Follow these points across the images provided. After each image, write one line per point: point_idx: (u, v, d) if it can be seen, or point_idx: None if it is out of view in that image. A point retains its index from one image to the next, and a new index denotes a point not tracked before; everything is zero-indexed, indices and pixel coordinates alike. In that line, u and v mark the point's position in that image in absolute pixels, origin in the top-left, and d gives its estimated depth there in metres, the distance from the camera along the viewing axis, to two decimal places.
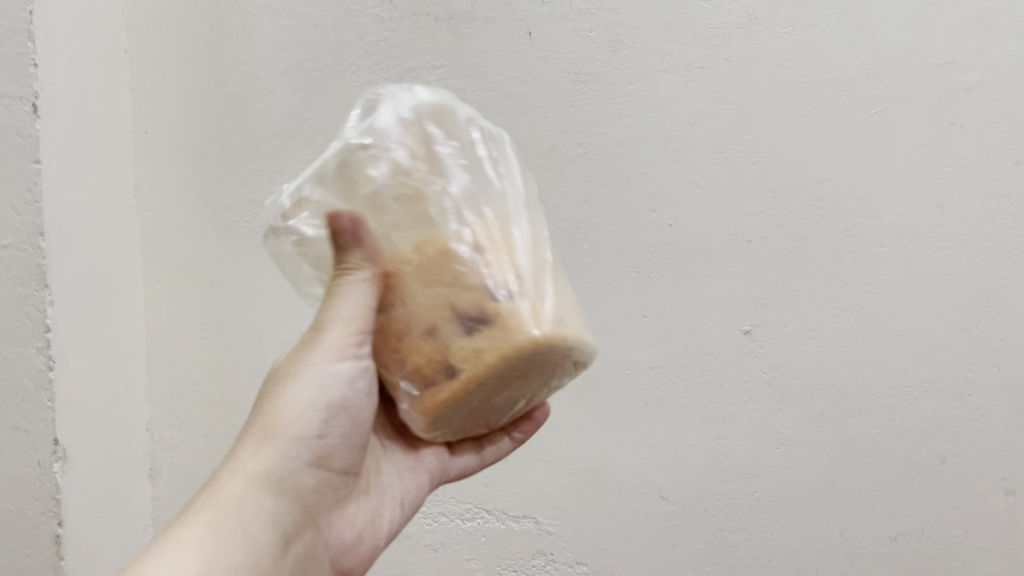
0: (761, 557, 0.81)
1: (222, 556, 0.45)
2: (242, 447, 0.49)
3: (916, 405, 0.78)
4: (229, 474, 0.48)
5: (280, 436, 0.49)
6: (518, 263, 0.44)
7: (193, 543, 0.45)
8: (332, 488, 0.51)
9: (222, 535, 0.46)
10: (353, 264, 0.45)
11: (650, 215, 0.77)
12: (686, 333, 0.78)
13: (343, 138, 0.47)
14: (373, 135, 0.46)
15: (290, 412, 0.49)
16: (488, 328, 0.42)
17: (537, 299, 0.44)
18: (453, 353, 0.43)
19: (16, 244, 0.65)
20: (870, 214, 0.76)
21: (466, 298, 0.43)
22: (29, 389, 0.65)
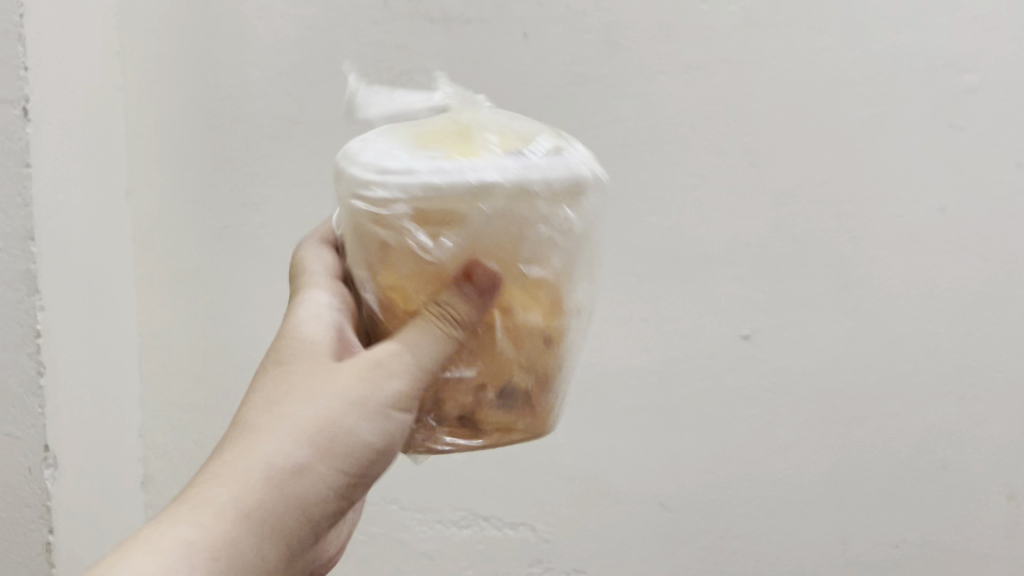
0: (761, 565, 0.80)
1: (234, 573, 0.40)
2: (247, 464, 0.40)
3: (918, 411, 0.76)
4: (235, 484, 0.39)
5: (307, 478, 0.41)
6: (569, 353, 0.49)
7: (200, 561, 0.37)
8: None
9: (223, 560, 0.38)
10: (459, 314, 0.42)
11: (648, 218, 0.76)
12: (684, 338, 0.77)
13: (527, 187, 0.40)
14: (554, 217, 0.42)
15: (337, 432, 0.42)
16: (530, 418, 0.46)
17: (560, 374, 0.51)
18: (490, 423, 0.46)
19: (6, 248, 0.65)
20: (871, 217, 0.74)
21: (527, 385, 0.45)
22: (20, 393, 0.66)
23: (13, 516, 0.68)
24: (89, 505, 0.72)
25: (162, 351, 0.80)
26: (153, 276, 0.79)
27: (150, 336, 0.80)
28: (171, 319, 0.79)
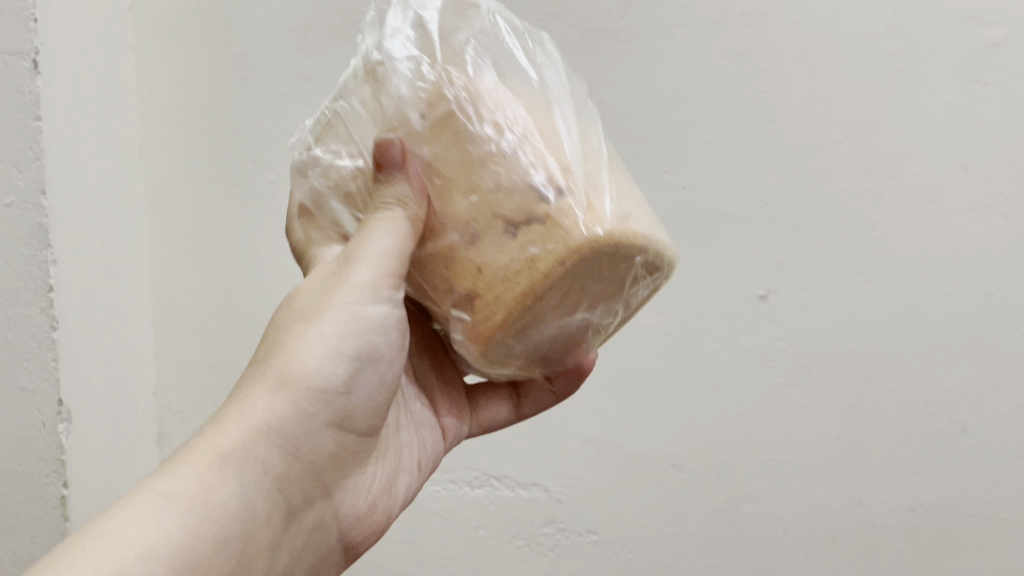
0: (774, 528, 0.79)
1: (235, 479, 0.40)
2: (244, 391, 0.43)
3: (936, 372, 0.75)
4: (232, 411, 0.43)
5: (284, 410, 0.43)
6: (563, 151, 0.39)
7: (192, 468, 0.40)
8: (349, 452, 0.48)
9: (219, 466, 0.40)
10: (401, 197, 0.40)
11: (663, 176, 0.75)
12: (700, 300, 0.76)
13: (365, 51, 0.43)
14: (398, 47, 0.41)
15: (313, 355, 0.44)
16: (540, 230, 0.38)
17: (609, 191, 0.40)
18: (492, 281, 0.39)
19: (18, 202, 0.65)
20: (892, 175, 0.73)
21: (501, 217, 0.38)
22: (33, 349, 0.66)
23: (28, 471, 0.68)
24: (102, 461, 0.73)
25: (175, 310, 0.80)
26: (165, 234, 0.79)
27: (163, 296, 0.80)
28: (183, 279, 0.79)
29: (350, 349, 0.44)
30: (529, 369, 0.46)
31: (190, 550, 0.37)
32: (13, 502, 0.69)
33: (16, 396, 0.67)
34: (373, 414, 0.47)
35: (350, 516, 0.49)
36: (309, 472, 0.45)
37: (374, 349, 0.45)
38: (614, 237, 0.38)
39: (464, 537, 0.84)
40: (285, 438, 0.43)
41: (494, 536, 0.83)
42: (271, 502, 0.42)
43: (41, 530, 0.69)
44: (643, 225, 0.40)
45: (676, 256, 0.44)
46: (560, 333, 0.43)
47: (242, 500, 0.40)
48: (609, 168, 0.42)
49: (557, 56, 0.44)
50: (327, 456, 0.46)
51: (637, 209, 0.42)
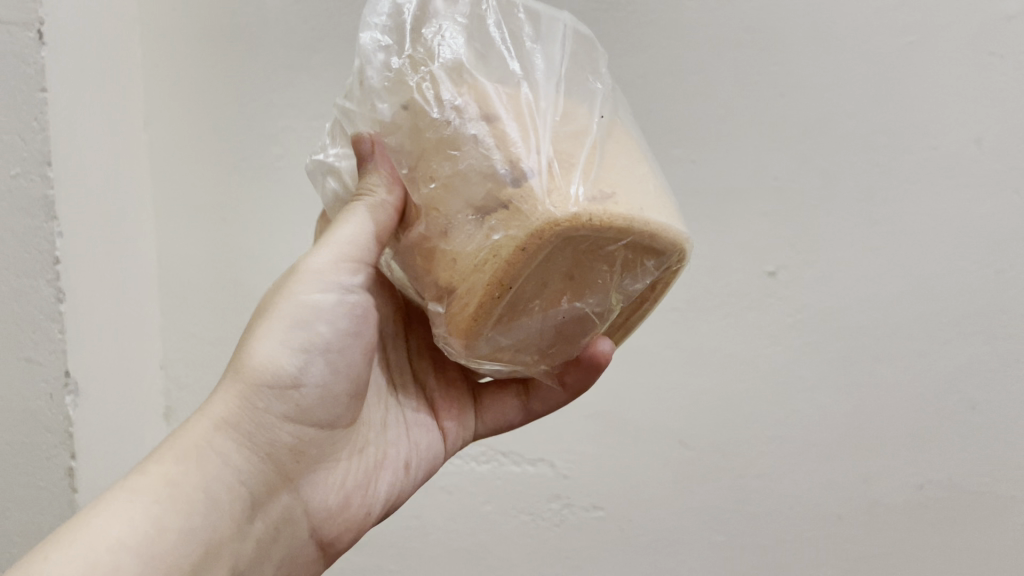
0: (781, 504, 0.79)
1: (195, 475, 0.43)
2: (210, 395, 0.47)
3: (946, 349, 0.74)
4: (198, 416, 0.46)
5: (241, 406, 0.46)
6: (534, 134, 0.39)
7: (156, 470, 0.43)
8: (318, 445, 0.49)
9: (179, 465, 0.43)
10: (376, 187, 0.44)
11: (672, 150, 0.74)
12: (708, 275, 0.76)
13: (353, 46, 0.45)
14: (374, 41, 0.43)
15: (270, 352, 0.46)
16: (505, 217, 0.39)
17: (590, 171, 0.40)
18: (464, 269, 0.40)
19: (24, 173, 0.65)
20: (903, 149, 0.72)
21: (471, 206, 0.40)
22: (39, 321, 0.66)
23: (36, 442, 0.69)
24: (110, 434, 0.73)
25: (181, 284, 0.80)
26: (170, 209, 0.79)
27: (169, 270, 0.80)
28: (189, 253, 0.79)
29: (304, 340, 0.47)
30: (529, 361, 0.47)
31: (154, 537, 0.40)
32: (21, 472, 0.70)
33: (23, 368, 0.68)
34: (336, 405, 0.49)
35: (322, 511, 0.50)
36: (273, 464, 0.47)
37: (330, 339, 0.47)
38: (576, 219, 0.38)
39: (469, 512, 0.84)
40: (243, 432, 0.46)
41: (499, 511, 0.83)
42: (235, 493, 0.45)
43: (48, 501, 0.69)
44: (626, 205, 0.40)
45: (682, 238, 0.42)
46: (548, 319, 0.44)
47: (204, 491, 0.43)
48: (601, 145, 0.42)
49: (559, 35, 0.44)
50: (291, 448, 0.48)
51: (627, 187, 0.41)
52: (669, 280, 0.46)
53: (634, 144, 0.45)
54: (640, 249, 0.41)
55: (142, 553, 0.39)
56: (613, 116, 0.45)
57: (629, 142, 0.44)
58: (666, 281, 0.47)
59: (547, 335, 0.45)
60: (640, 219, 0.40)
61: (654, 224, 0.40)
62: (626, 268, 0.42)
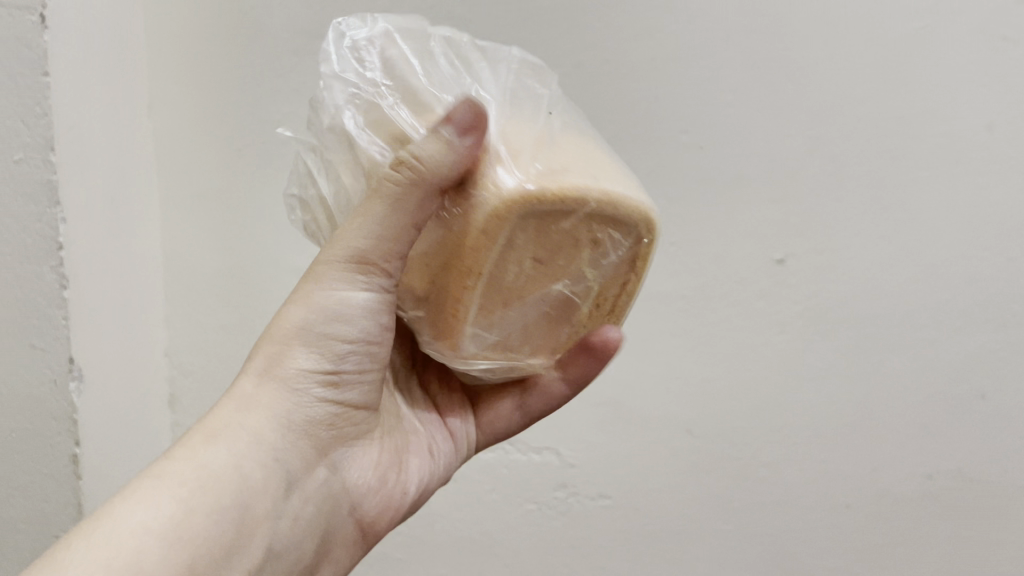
0: (788, 493, 0.78)
1: (229, 458, 0.45)
2: (241, 382, 0.48)
3: (956, 337, 0.74)
4: (229, 402, 0.47)
5: (274, 394, 0.47)
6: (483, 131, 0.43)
7: (190, 457, 0.44)
8: (350, 424, 0.51)
9: (213, 451, 0.45)
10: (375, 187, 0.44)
11: (680, 136, 0.73)
12: (716, 263, 0.75)
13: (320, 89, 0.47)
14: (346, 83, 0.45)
15: (299, 342, 0.47)
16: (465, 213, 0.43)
17: (540, 154, 0.43)
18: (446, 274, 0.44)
19: (27, 159, 0.64)
20: (914, 135, 0.71)
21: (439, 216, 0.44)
22: (44, 308, 0.66)
23: (40, 429, 0.68)
24: (115, 421, 0.73)
25: (185, 271, 0.79)
26: (174, 195, 0.78)
27: (172, 257, 0.79)
28: (193, 239, 0.79)
29: (336, 332, 0.47)
30: (526, 355, 0.49)
31: (187, 518, 0.42)
32: (25, 460, 0.69)
33: (27, 355, 0.67)
34: (365, 387, 0.50)
35: (358, 486, 0.52)
36: (307, 443, 0.48)
37: (363, 331, 0.47)
38: (527, 194, 0.41)
39: (474, 501, 0.84)
40: (276, 417, 0.47)
41: (504, 500, 0.83)
42: (269, 472, 0.46)
43: (53, 489, 0.69)
44: (579, 175, 0.43)
45: (643, 204, 0.45)
46: (537, 306, 0.47)
47: (237, 472, 0.45)
48: (551, 135, 0.45)
49: (503, 52, 0.47)
50: (325, 427, 0.49)
51: (579, 163, 0.44)
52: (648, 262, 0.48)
53: (589, 137, 0.48)
54: (600, 221, 0.44)
55: (173, 532, 0.41)
56: (568, 116, 0.48)
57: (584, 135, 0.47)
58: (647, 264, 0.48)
59: (543, 323, 0.48)
60: (594, 188, 0.43)
61: (608, 190, 0.43)
62: (592, 245, 0.45)
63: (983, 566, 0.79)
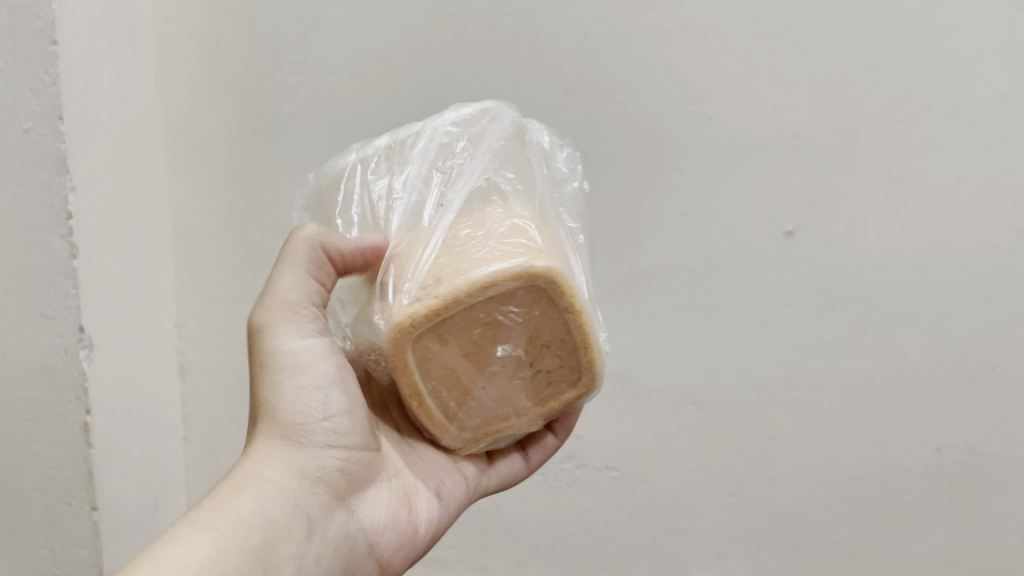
0: (797, 466, 0.78)
1: (247, 501, 0.47)
2: (252, 443, 0.51)
3: (967, 310, 0.74)
4: (245, 460, 0.50)
5: (278, 446, 0.50)
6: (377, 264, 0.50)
7: (214, 506, 0.46)
8: (360, 467, 0.52)
9: (234, 499, 0.47)
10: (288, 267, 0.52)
11: (689, 107, 0.73)
12: (724, 235, 0.74)
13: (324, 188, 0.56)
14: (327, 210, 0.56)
15: (284, 396, 0.51)
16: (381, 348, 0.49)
17: (419, 269, 0.48)
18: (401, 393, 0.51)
19: (36, 127, 0.64)
20: (925, 106, 0.70)
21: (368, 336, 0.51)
22: (54, 277, 0.66)
23: (51, 398, 0.69)
24: (125, 391, 0.73)
25: (194, 243, 0.79)
26: (183, 167, 0.78)
27: (181, 230, 0.79)
28: (202, 211, 0.79)
29: (306, 380, 0.51)
30: (515, 420, 0.51)
31: (220, 559, 0.43)
32: (36, 429, 0.70)
33: (37, 323, 0.68)
34: (361, 427, 0.52)
35: (375, 526, 0.52)
36: (322, 489, 0.50)
37: (327, 372, 0.52)
38: (402, 327, 0.46)
39: None
40: (285, 463, 0.49)
41: None
42: (288, 512, 0.48)
43: (64, 457, 0.70)
44: (449, 284, 0.46)
45: (517, 266, 0.46)
46: (516, 378, 0.50)
47: (261, 516, 0.46)
48: (454, 234, 0.49)
49: (437, 131, 0.53)
50: (337, 471, 0.51)
51: (456, 263, 0.48)
52: (570, 297, 0.47)
53: (513, 205, 0.51)
54: (486, 300, 0.47)
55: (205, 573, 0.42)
56: (478, 184, 0.51)
57: (492, 206, 0.50)
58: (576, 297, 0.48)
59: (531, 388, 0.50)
60: (460, 287, 0.46)
61: (473, 281, 0.46)
62: (505, 320, 0.48)
63: (992, 541, 0.79)
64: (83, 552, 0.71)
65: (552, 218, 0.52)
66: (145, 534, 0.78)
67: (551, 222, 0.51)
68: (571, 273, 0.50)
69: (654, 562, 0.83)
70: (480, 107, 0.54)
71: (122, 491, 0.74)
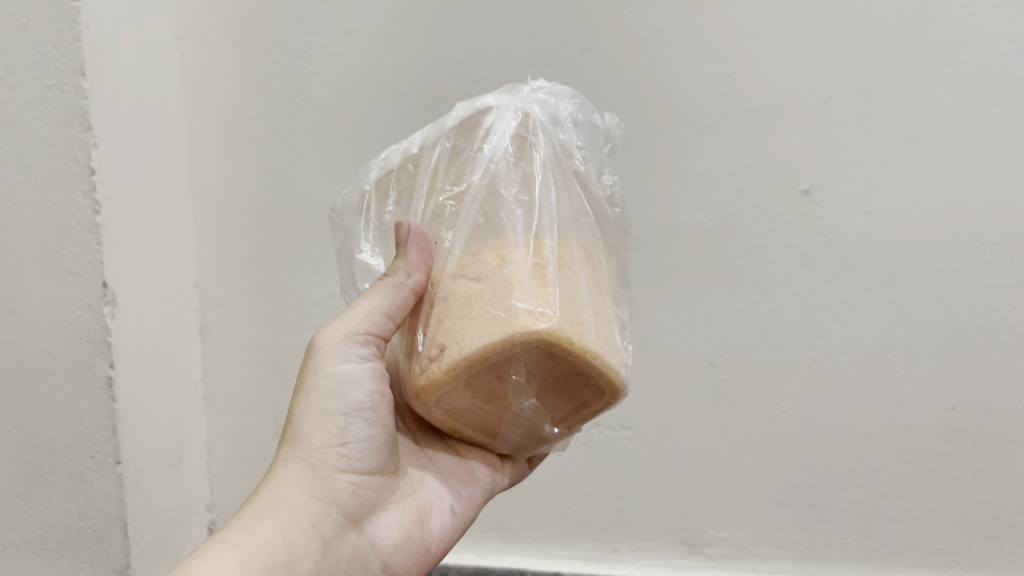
0: (810, 425, 0.79)
1: (269, 523, 0.49)
2: (274, 464, 0.53)
3: (983, 269, 0.73)
4: (267, 481, 0.52)
5: (300, 467, 0.52)
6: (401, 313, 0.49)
7: (240, 528, 0.48)
8: (373, 491, 0.54)
9: (258, 522, 0.49)
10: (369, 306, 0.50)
11: (706, 66, 0.73)
12: (741, 194, 0.74)
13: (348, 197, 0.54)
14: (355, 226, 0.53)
15: (308, 419, 0.52)
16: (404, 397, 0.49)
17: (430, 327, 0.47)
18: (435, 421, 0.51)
19: (59, 84, 0.65)
20: (944, 63, 0.70)
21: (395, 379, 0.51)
22: (78, 232, 0.67)
23: (75, 353, 0.70)
24: (147, 347, 0.74)
25: (214, 203, 0.80)
26: (203, 127, 0.79)
27: (202, 189, 0.80)
28: (222, 171, 0.80)
29: (336, 407, 0.52)
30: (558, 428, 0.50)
31: None
32: (60, 383, 0.71)
33: (62, 279, 0.69)
34: (381, 453, 0.54)
35: (388, 547, 0.54)
36: (337, 511, 0.52)
37: (360, 401, 0.52)
38: (417, 399, 0.46)
39: None
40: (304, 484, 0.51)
41: None
42: (307, 534, 0.49)
43: (88, 411, 0.71)
44: (446, 355, 0.44)
45: (506, 334, 0.42)
46: (550, 402, 0.48)
47: (281, 538, 0.48)
48: (458, 279, 0.46)
49: (435, 154, 0.49)
50: (351, 494, 0.52)
51: (455, 325, 0.45)
52: (569, 347, 0.43)
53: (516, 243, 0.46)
54: (485, 367, 0.44)
55: None
56: (477, 221, 0.47)
57: (492, 248, 0.46)
58: (579, 341, 0.43)
59: (567, 406, 0.48)
60: (454, 364, 0.44)
61: (467, 357, 0.43)
62: (514, 374, 0.45)
63: (1007, 501, 0.79)
64: (108, 505, 0.73)
65: (551, 243, 0.46)
66: (167, 489, 0.79)
67: (547, 251, 0.46)
68: (574, 307, 0.44)
69: (667, 521, 0.84)
70: (474, 113, 0.50)
71: (144, 446, 0.75)
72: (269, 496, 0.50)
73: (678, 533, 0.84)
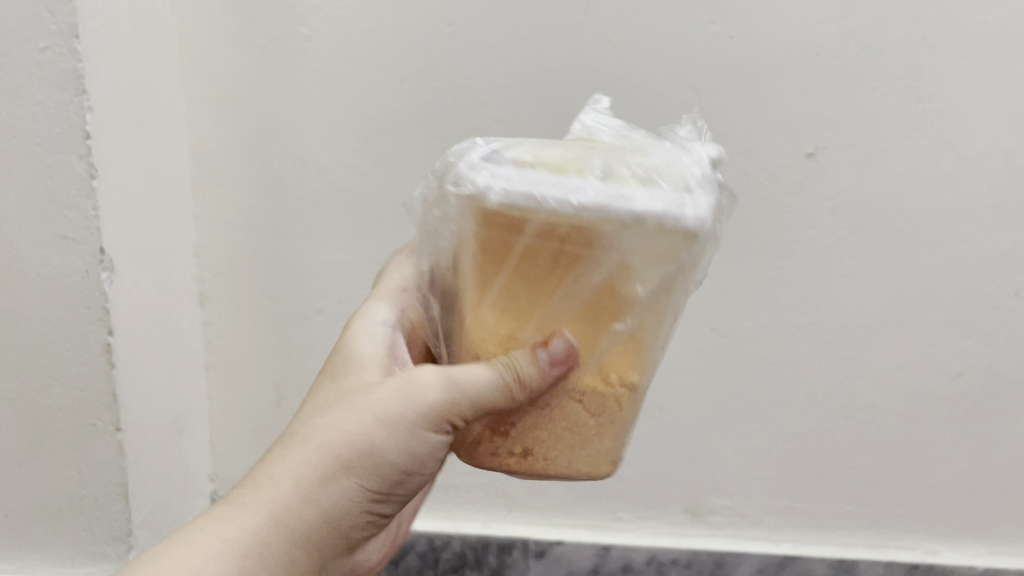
0: (815, 391, 0.78)
1: (281, 542, 0.47)
2: (300, 468, 0.48)
3: (991, 232, 0.73)
4: (286, 486, 0.48)
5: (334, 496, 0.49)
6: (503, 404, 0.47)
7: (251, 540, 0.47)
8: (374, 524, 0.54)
9: (270, 538, 0.47)
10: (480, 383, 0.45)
11: (709, 26, 0.71)
12: (745, 158, 0.73)
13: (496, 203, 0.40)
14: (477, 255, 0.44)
15: (365, 457, 0.48)
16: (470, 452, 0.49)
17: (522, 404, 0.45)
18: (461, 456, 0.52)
19: (52, 46, 0.64)
20: (953, 21, 0.69)
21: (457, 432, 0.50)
22: (75, 197, 0.67)
23: (73, 320, 0.69)
24: (145, 316, 0.74)
25: (212, 168, 0.79)
26: (200, 91, 0.78)
27: (200, 155, 0.79)
28: (220, 136, 0.79)
29: (404, 463, 0.49)
30: None
31: None
32: (59, 350, 0.70)
33: (59, 245, 0.68)
34: (405, 503, 0.54)
35: (362, 563, 0.58)
36: (343, 542, 0.52)
37: (425, 467, 0.50)
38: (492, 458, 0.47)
39: None
40: (330, 515, 0.49)
41: None
42: (308, 558, 0.49)
43: (87, 378, 0.71)
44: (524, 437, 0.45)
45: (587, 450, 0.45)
46: None
47: (288, 563, 0.48)
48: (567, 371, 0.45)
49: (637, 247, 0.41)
50: (362, 530, 0.52)
51: None
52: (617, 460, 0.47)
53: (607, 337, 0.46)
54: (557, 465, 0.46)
55: None
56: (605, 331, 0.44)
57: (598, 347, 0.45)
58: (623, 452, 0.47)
59: None
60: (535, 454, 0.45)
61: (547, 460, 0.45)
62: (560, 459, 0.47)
63: (1012, 465, 0.78)
64: (109, 472, 0.73)
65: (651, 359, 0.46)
66: (168, 457, 0.79)
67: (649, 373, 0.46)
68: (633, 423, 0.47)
69: (670, 488, 0.83)
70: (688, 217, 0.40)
71: (144, 414, 0.75)
72: (287, 508, 0.48)
73: (682, 501, 0.83)
